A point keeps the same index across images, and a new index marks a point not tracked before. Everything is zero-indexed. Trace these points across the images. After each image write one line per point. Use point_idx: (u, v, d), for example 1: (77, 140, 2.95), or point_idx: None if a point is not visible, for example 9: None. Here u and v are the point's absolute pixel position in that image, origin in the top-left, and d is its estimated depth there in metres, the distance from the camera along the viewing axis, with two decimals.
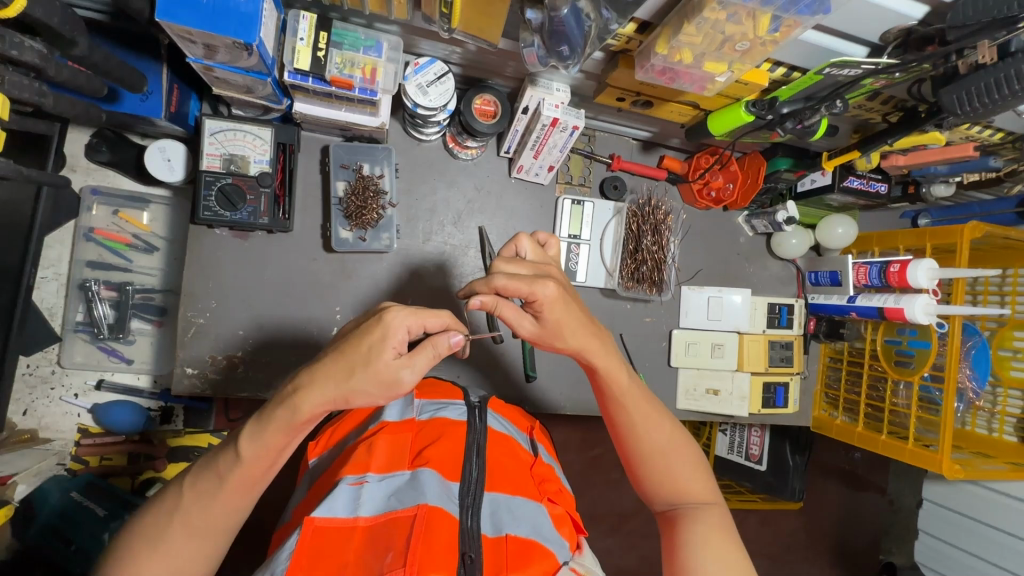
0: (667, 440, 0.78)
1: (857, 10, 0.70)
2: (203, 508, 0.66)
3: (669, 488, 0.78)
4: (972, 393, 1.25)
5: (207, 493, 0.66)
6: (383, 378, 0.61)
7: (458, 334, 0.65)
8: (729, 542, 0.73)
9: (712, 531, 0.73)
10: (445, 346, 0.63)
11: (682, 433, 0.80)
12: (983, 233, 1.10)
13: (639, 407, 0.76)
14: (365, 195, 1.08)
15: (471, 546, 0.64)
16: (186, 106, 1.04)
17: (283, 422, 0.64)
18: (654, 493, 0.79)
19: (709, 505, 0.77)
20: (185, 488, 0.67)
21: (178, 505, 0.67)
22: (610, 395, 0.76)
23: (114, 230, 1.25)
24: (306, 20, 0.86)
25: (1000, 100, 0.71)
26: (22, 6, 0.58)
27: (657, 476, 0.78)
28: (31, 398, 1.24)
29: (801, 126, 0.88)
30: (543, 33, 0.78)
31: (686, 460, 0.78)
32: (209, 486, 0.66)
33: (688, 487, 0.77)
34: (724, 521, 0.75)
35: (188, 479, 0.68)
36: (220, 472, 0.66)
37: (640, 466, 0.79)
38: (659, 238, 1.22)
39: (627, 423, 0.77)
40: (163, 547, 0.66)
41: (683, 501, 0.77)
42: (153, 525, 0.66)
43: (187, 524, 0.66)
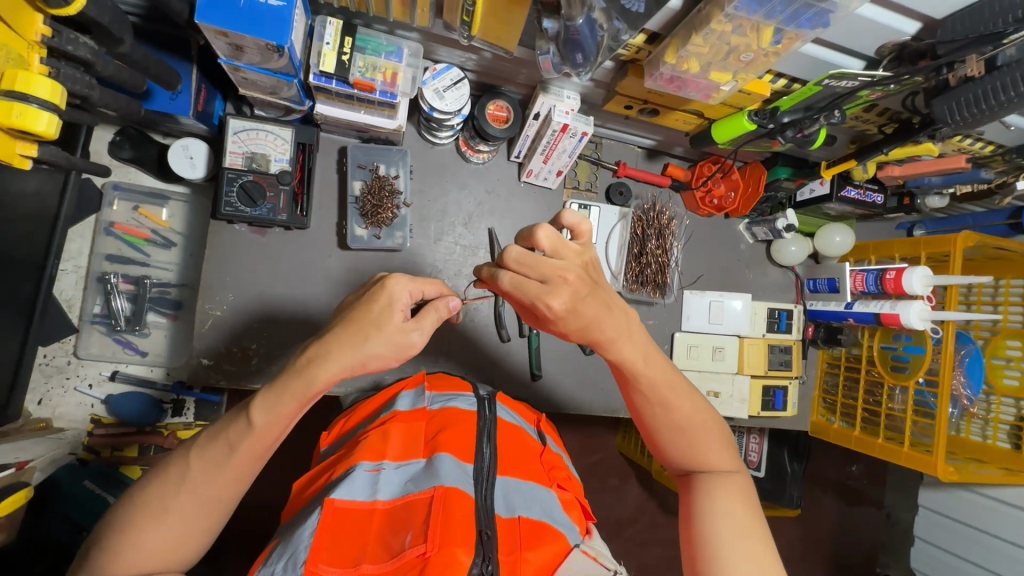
0: (687, 409, 0.79)
1: (853, 25, 0.74)
2: (208, 479, 0.68)
3: (687, 457, 0.80)
4: (966, 400, 1.29)
5: (215, 464, 0.68)
6: (397, 340, 0.65)
7: (455, 299, 0.73)
8: (745, 506, 0.75)
9: (729, 494, 0.76)
10: (447, 309, 0.71)
11: (702, 402, 0.81)
12: (975, 242, 1.14)
13: (660, 381, 0.77)
14: (381, 195, 1.12)
15: (487, 524, 0.66)
16: (212, 106, 1.09)
17: (297, 391, 0.66)
18: (673, 460, 0.82)
19: (727, 471, 0.79)
20: (191, 458, 0.69)
21: (185, 476, 0.68)
22: (631, 380, 0.77)
23: (133, 225, 1.29)
24: (332, 26, 0.90)
25: (989, 110, 0.75)
26: (82, 5, 0.64)
27: (674, 447, 0.81)
28: (46, 387, 1.27)
29: (801, 135, 0.92)
30: (558, 41, 0.82)
31: (706, 430, 0.80)
32: (218, 456, 0.68)
33: (706, 454, 0.80)
34: (741, 487, 0.78)
35: (196, 448, 0.69)
36: (230, 441, 0.68)
37: (657, 436, 0.81)
38: (663, 242, 1.27)
39: (648, 403, 0.79)
40: (168, 517, 0.67)
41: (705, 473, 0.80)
42: (158, 494, 0.68)
43: (193, 493, 0.68)
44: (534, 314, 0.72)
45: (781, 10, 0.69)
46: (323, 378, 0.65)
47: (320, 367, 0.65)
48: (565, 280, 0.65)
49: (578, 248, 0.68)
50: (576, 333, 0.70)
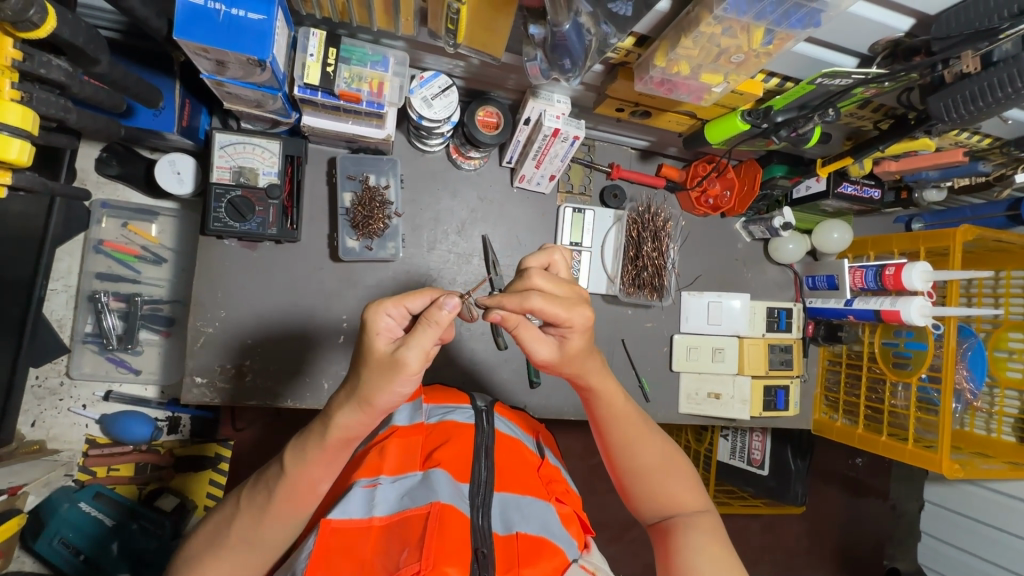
0: (660, 457, 0.81)
1: (843, 24, 0.73)
2: (257, 522, 0.68)
3: (661, 503, 0.80)
4: (970, 394, 1.27)
5: (260, 509, 0.68)
6: (384, 365, 0.59)
7: (452, 299, 0.59)
8: (720, 547, 0.75)
9: (704, 535, 0.75)
10: (442, 314, 0.59)
11: (674, 453, 0.82)
12: (975, 236, 1.12)
13: (625, 416, 0.79)
14: (372, 206, 1.11)
15: (483, 543, 0.65)
16: (196, 120, 1.07)
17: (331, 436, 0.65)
18: (646, 508, 0.81)
19: (700, 513, 0.79)
20: (242, 500, 0.69)
21: (235, 518, 0.68)
22: (598, 415, 0.80)
23: (122, 242, 1.27)
24: (316, 37, 0.89)
25: (985, 107, 0.74)
26: (53, 26, 0.63)
27: (648, 494, 0.80)
28: (39, 409, 1.26)
29: (796, 134, 0.90)
30: (545, 47, 0.81)
31: (675, 470, 0.81)
32: (264, 498, 0.68)
33: (680, 498, 0.79)
34: (717, 529, 0.77)
35: (246, 491, 0.69)
36: (273, 483, 0.68)
37: (628, 486, 0.81)
38: (658, 244, 1.24)
39: (617, 440, 0.80)
40: (222, 556, 0.68)
41: (675, 512, 0.79)
42: (213, 535, 0.69)
43: (246, 536, 0.68)
44: (537, 348, 0.71)
45: (771, 11, 0.67)
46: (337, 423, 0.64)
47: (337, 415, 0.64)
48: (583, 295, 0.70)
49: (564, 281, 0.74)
50: (575, 362, 0.72)
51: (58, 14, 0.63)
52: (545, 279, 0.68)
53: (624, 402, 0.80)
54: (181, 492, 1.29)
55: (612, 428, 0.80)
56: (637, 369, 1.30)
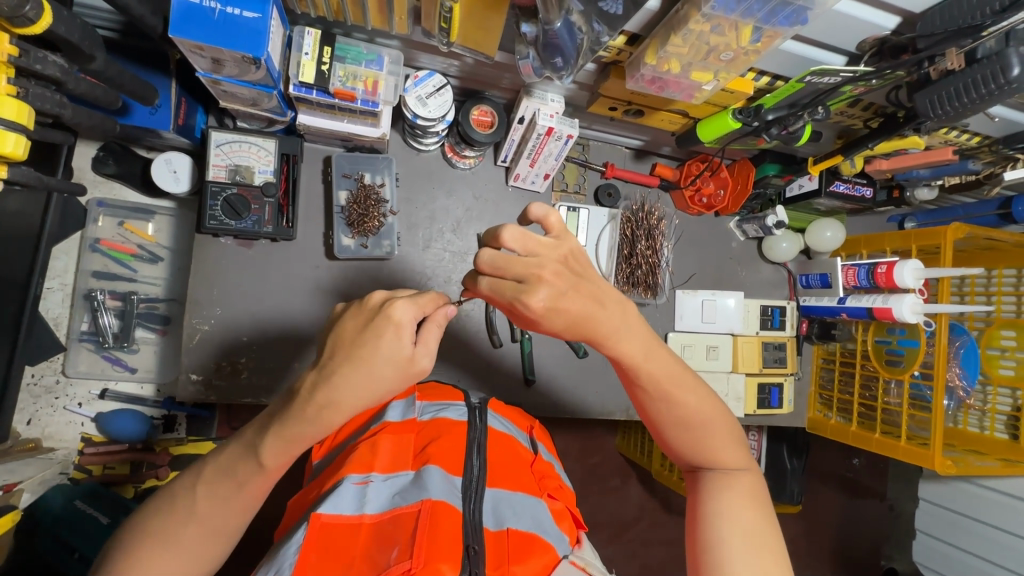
0: (702, 413, 0.77)
1: (831, 22, 0.74)
2: (220, 512, 0.68)
3: (698, 455, 0.79)
4: (963, 391, 1.28)
5: (224, 496, 0.67)
6: (406, 366, 0.62)
7: (453, 308, 0.68)
8: (754, 509, 0.74)
9: (738, 497, 0.75)
10: (441, 314, 0.66)
11: (718, 407, 0.79)
12: (965, 234, 1.13)
13: (662, 376, 0.74)
14: (367, 204, 1.12)
15: (474, 539, 0.66)
16: (193, 119, 1.08)
17: (295, 433, 0.64)
18: (683, 457, 0.81)
19: (738, 470, 0.78)
20: (199, 491, 0.68)
21: (194, 509, 0.67)
22: (634, 376, 0.74)
23: (119, 241, 1.28)
24: (311, 36, 0.89)
25: (970, 103, 0.75)
26: (49, 23, 0.64)
27: (687, 446, 0.79)
28: (35, 407, 1.27)
29: (787, 132, 0.92)
30: (537, 46, 0.82)
31: (716, 427, 0.78)
32: (227, 491, 0.67)
33: (718, 453, 0.78)
34: (751, 487, 0.77)
35: (202, 484, 0.68)
36: (237, 479, 0.67)
37: (667, 437, 0.80)
38: (652, 242, 1.28)
39: (655, 399, 0.76)
40: (180, 547, 0.67)
41: (711, 466, 0.79)
42: (167, 526, 0.67)
43: (206, 526, 0.68)
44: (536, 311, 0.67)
45: (758, 9, 0.68)
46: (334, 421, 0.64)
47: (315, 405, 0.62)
48: (547, 270, 0.63)
49: (552, 242, 0.65)
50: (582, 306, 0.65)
51: (53, 11, 0.64)
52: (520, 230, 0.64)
53: (665, 359, 0.74)
54: None
55: (649, 389, 0.75)
56: None
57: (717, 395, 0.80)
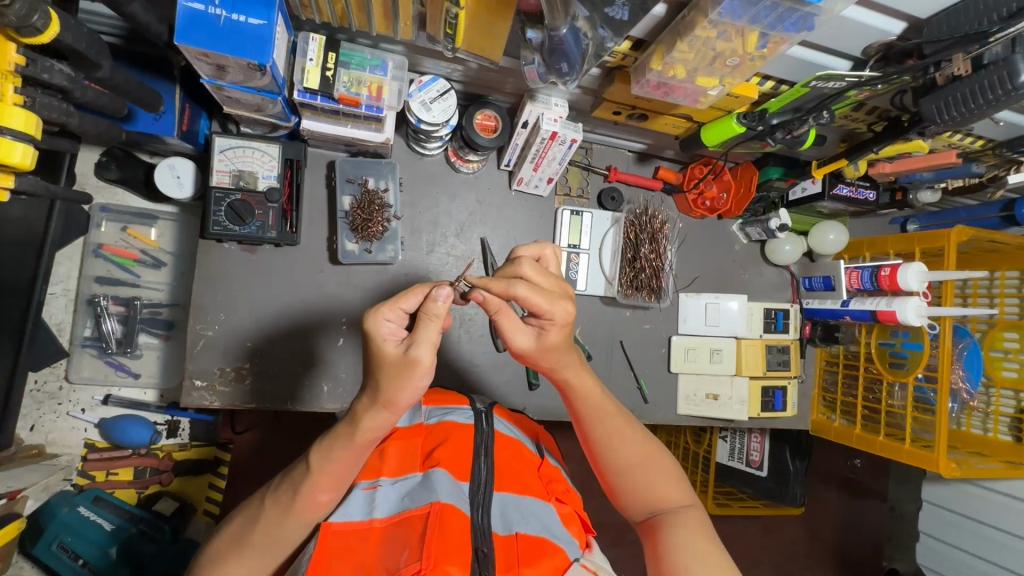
0: (643, 452, 0.81)
1: (837, 27, 0.74)
2: (279, 520, 0.69)
3: (647, 497, 0.80)
4: (966, 393, 1.27)
5: (285, 506, 0.68)
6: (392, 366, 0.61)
7: (446, 288, 0.61)
8: (707, 541, 0.74)
9: (690, 530, 0.75)
10: (435, 306, 0.61)
11: (658, 449, 0.83)
12: (969, 236, 1.13)
13: (602, 407, 0.81)
14: (371, 209, 1.11)
15: (483, 542, 0.66)
16: (197, 124, 1.08)
17: (345, 437, 0.67)
18: (634, 504, 0.81)
19: (687, 507, 0.79)
20: (266, 501, 0.70)
21: (258, 517, 0.69)
22: (575, 409, 0.81)
23: (122, 246, 1.28)
24: (315, 42, 0.89)
25: (976, 109, 0.75)
26: (56, 32, 0.63)
27: (632, 489, 0.81)
28: (38, 413, 1.26)
29: (792, 136, 0.90)
30: (543, 51, 0.82)
31: (659, 465, 0.81)
32: (286, 498, 0.69)
33: (664, 493, 0.80)
34: (702, 523, 0.77)
35: (269, 492, 0.70)
36: (294, 483, 0.69)
37: (614, 482, 0.82)
38: (656, 246, 1.26)
39: (597, 434, 0.81)
40: (244, 555, 0.68)
41: (661, 507, 0.79)
42: (236, 531, 0.70)
43: (267, 535, 0.69)
44: (516, 336, 0.74)
45: (766, 15, 0.68)
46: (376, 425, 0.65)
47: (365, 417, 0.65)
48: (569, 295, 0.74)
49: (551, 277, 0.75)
50: (552, 355, 0.75)
51: (60, 20, 0.64)
52: (533, 270, 0.72)
53: (604, 395, 0.82)
54: (181, 497, 1.30)
55: (594, 423, 0.81)
56: (635, 371, 1.30)
57: (656, 436, 0.84)
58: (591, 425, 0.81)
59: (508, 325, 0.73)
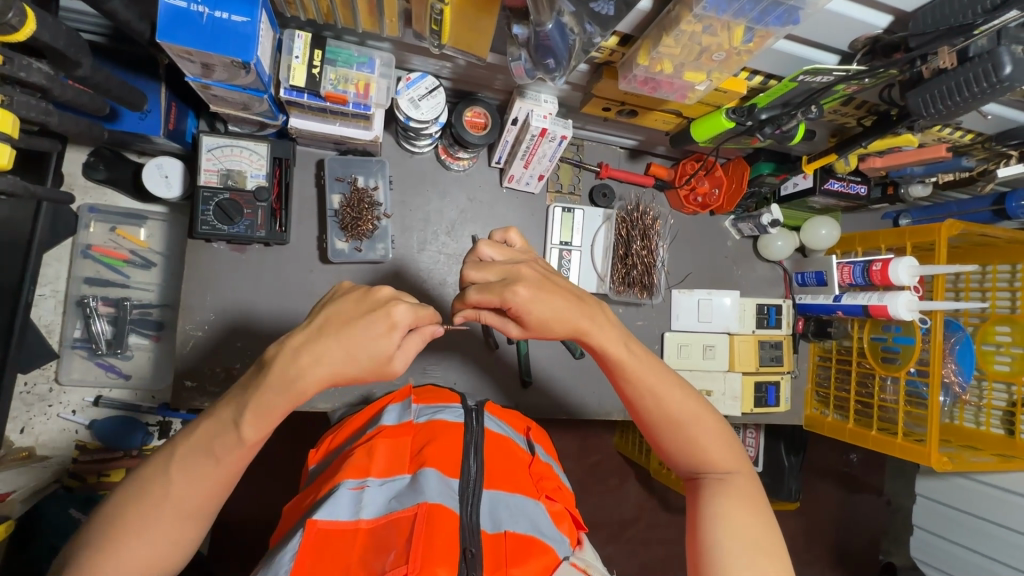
0: (688, 414, 0.78)
1: (823, 21, 0.74)
2: (194, 489, 0.64)
3: (691, 459, 0.79)
4: (958, 387, 1.28)
5: (204, 474, 0.64)
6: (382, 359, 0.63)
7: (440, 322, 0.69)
8: (750, 512, 0.73)
9: (733, 499, 0.74)
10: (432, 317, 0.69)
11: (705, 410, 0.80)
12: (959, 230, 1.13)
13: (648, 371, 0.77)
14: (360, 207, 1.11)
15: (472, 542, 0.66)
16: (184, 124, 1.08)
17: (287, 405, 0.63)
18: (679, 462, 0.81)
19: (731, 473, 0.77)
20: (172, 469, 0.63)
21: (165, 487, 0.63)
22: (621, 374, 0.78)
23: (111, 246, 1.27)
24: (301, 40, 0.89)
25: (962, 102, 0.75)
26: (32, 30, 0.63)
27: (675, 450, 0.80)
28: (28, 415, 1.26)
29: (781, 131, 0.91)
30: (529, 48, 0.82)
31: (707, 430, 0.79)
32: (204, 466, 0.63)
33: (710, 457, 0.78)
34: (748, 491, 0.76)
35: (175, 461, 0.64)
36: (215, 452, 0.64)
37: (659, 442, 0.81)
38: (648, 242, 1.24)
39: (643, 398, 0.78)
40: (150, 529, 0.62)
41: (705, 470, 0.78)
42: (136, 506, 0.62)
43: (178, 506, 0.63)
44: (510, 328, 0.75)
45: (750, 9, 0.68)
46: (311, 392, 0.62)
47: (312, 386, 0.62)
48: (523, 273, 0.72)
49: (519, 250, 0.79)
50: (560, 322, 0.72)
51: (37, 18, 0.63)
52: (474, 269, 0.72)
53: (641, 359, 0.78)
54: None
55: (630, 389, 0.79)
56: None
57: (707, 398, 0.81)
58: (637, 390, 0.78)
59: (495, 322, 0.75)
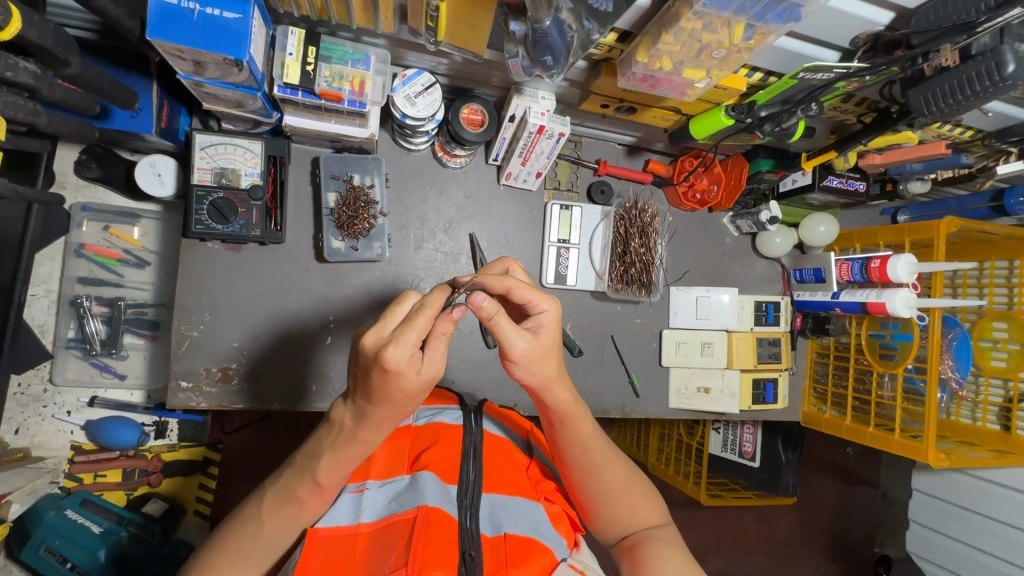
0: (622, 475, 0.81)
1: (825, 19, 0.73)
2: (280, 532, 0.69)
3: (623, 522, 0.80)
4: (955, 383, 1.28)
5: (289, 518, 0.69)
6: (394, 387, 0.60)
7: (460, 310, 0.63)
8: (684, 558, 0.75)
9: (667, 546, 0.76)
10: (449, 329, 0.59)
11: (637, 477, 0.83)
12: (958, 227, 1.13)
13: (585, 433, 0.79)
14: (356, 206, 1.10)
15: (471, 545, 0.65)
16: (177, 121, 1.06)
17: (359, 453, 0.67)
18: (610, 527, 0.81)
19: (660, 527, 0.80)
20: (265, 515, 0.69)
21: (259, 530, 0.68)
22: (560, 436, 0.79)
23: (104, 246, 1.26)
24: (295, 36, 0.87)
25: (965, 100, 0.74)
26: (18, 28, 0.61)
27: (609, 515, 0.80)
28: (23, 416, 1.25)
29: (780, 129, 0.89)
30: (526, 44, 0.81)
31: (636, 489, 0.81)
32: (291, 512, 0.69)
33: (640, 514, 0.80)
34: (678, 541, 0.78)
35: (268, 506, 0.69)
36: (300, 499, 0.69)
37: (593, 509, 0.81)
38: (646, 240, 1.23)
39: (579, 462, 0.80)
40: (246, 565, 0.68)
41: (636, 528, 0.80)
42: (235, 544, 0.68)
43: (269, 547, 0.69)
44: (515, 340, 0.68)
45: (751, 5, 0.67)
46: (367, 439, 0.66)
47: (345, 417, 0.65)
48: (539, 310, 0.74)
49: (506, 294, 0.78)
50: (548, 358, 0.71)
51: (23, 15, 0.62)
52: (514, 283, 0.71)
53: (590, 428, 0.79)
54: (170, 498, 1.31)
55: (573, 451, 0.79)
56: (627, 365, 1.30)
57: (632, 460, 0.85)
58: (574, 452, 0.79)
59: (501, 333, 0.67)
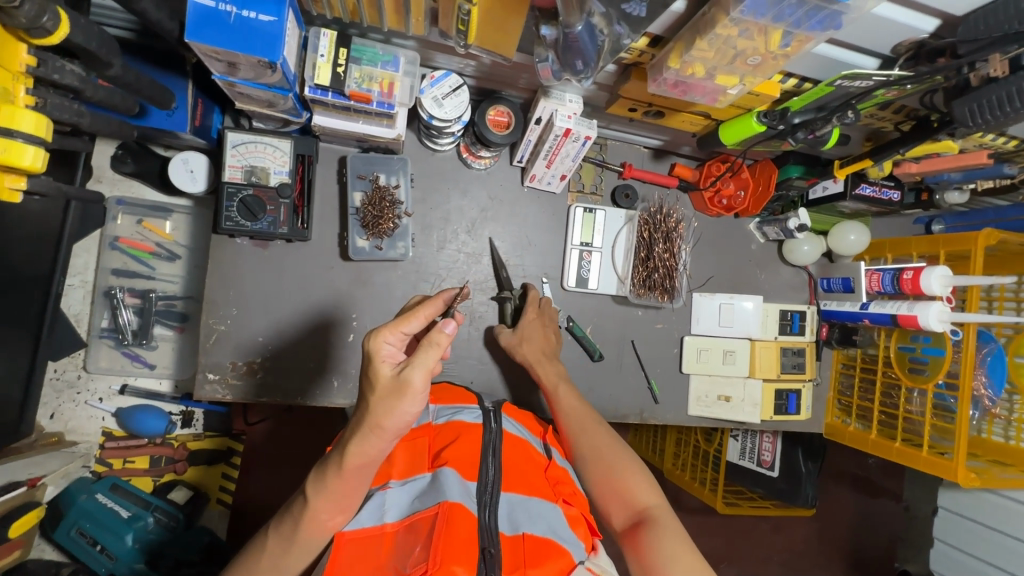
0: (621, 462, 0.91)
1: (868, 27, 0.71)
2: (282, 552, 0.71)
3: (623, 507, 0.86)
4: (988, 401, 1.24)
5: (288, 536, 0.71)
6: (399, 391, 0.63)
7: (451, 323, 0.66)
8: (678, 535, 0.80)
9: (663, 524, 0.81)
10: (444, 335, 0.64)
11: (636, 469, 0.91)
12: (997, 240, 1.09)
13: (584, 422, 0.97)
14: (382, 205, 1.11)
15: (491, 542, 0.66)
16: (209, 119, 1.09)
17: (336, 469, 0.68)
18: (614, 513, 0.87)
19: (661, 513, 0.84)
20: (270, 534, 0.72)
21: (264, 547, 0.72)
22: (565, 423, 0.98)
23: (137, 239, 1.29)
24: (327, 38, 0.88)
25: (1012, 113, 0.72)
26: (66, 33, 0.64)
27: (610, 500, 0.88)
28: (57, 401, 1.30)
29: (813, 136, 0.88)
30: (557, 48, 0.80)
31: (636, 479, 0.89)
32: (289, 530, 0.71)
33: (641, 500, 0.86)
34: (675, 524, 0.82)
35: (273, 525, 0.73)
36: (295, 515, 0.71)
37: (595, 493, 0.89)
38: (670, 246, 1.23)
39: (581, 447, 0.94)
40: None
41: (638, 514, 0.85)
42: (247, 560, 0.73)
43: (272, 563, 0.71)
44: None
45: (790, 13, 0.66)
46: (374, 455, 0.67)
47: (350, 445, 0.66)
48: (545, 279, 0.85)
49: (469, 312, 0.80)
50: None
51: (70, 20, 0.64)
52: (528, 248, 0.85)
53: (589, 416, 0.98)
54: (195, 486, 1.35)
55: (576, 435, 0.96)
56: (646, 371, 1.29)
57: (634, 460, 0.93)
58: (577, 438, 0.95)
59: None
